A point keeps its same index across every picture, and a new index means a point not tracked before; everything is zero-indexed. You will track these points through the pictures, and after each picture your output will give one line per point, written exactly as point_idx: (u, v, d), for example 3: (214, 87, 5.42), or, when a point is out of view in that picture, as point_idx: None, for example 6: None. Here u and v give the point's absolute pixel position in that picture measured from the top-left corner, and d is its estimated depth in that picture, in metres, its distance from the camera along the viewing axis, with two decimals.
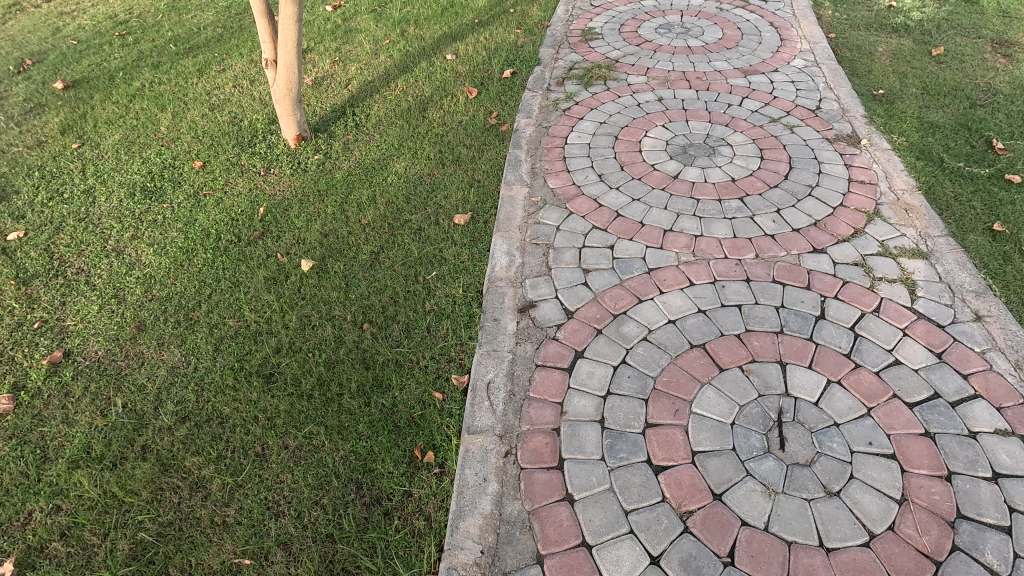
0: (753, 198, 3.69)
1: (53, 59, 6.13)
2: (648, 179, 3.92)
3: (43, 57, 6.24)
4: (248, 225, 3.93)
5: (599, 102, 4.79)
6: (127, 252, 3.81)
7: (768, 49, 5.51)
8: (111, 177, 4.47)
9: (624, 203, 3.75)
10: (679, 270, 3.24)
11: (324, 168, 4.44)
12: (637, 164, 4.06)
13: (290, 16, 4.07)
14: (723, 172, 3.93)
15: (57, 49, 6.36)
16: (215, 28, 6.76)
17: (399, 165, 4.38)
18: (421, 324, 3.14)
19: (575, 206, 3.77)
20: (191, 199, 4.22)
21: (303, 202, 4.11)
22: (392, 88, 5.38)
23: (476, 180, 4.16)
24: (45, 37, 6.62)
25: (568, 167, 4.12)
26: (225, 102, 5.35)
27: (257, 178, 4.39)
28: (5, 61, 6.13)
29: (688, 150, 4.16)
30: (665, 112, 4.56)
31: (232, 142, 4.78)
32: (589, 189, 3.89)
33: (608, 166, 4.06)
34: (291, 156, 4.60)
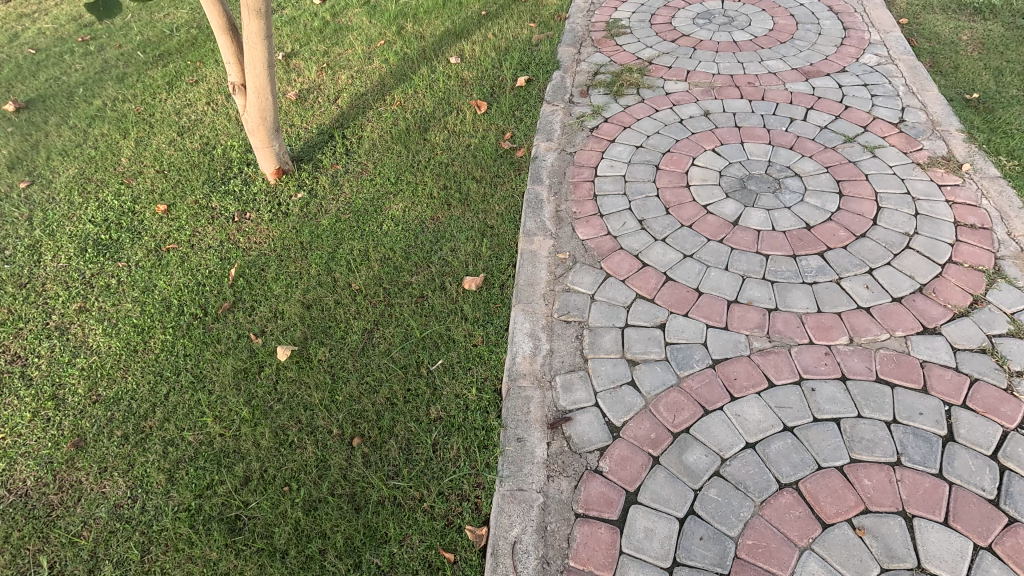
0: (836, 254, 2.94)
1: (7, 74, 5.42)
2: (700, 227, 3.17)
3: None
4: (217, 292, 3.27)
5: (632, 117, 4.01)
6: (72, 331, 3.16)
7: (829, 42, 4.65)
8: (61, 227, 3.81)
9: (673, 261, 3.02)
10: (753, 364, 2.53)
11: (308, 211, 3.75)
12: (686, 205, 3.31)
13: (256, 34, 3.34)
14: (793, 215, 3.17)
15: (12, 61, 5.64)
16: (189, 30, 6.00)
17: (396, 206, 3.68)
18: (425, 442, 2.48)
19: (612, 264, 3.05)
20: (151, 255, 3.56)
21: (282, 258, 3.43)
22: (388, 102, 4.62)
23: (488, 227, 3.45)
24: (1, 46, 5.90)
25: (600, 209, 3.39)
26: (197, 125, 4.65)
27: (231, 226, 3.71)
28: None
29: (747, 183, 3.39)
30: (714, 131, 3.77)
31: (202, 178, 4.09)
32: (629, 242, 3.15)
33: (650, 208, 3.32)
34: (270, 195, 3.91)
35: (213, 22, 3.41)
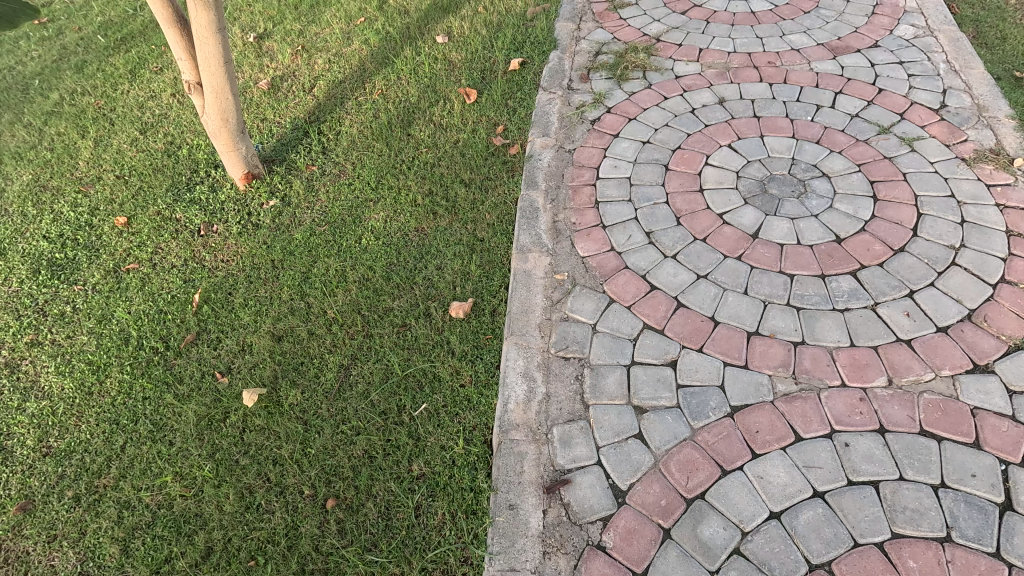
0: (871, 273, 2.58)
1: None
2: (715, 240, 2.81)
3: None
4: (180, 322, 2.97)
5: (638, 106, 3.59)
6: (22, 368, 2.88)
7: (860, 11, 4.14)
8: (12, 244, 3.49)
9: (685, 283, 2.67)
10: (777, 412, 2.21)
11: (280, 223, 3.41)
12: (699, 213, 2.93)
13: (206, 27, 2.92)
14: (821, 224, 2.80)
15: None
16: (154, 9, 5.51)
17: (376, 217, 3.33)
18: (406, 507, 2.22)
19: (616, 287, 2.70)
20: (110, 277, 3.24)
21: (252, 280, 3.11)
22: (368, 91, 4.19)
23: (478, 241, 3.10)
24: None
25: (602, 218, 3.02)
26: (161, 120, 4.25)
27: (196, 241, 3.38)
28: None
29: (768, 186, 3.00)
30: (730, 122, 3.36)
31: (166, 184, 3.73)
32: (635, 259, 2.80)
33: (658, 218, 2.96)
34: (239, 204, 3.56)
35: (158, 14, 2.99)
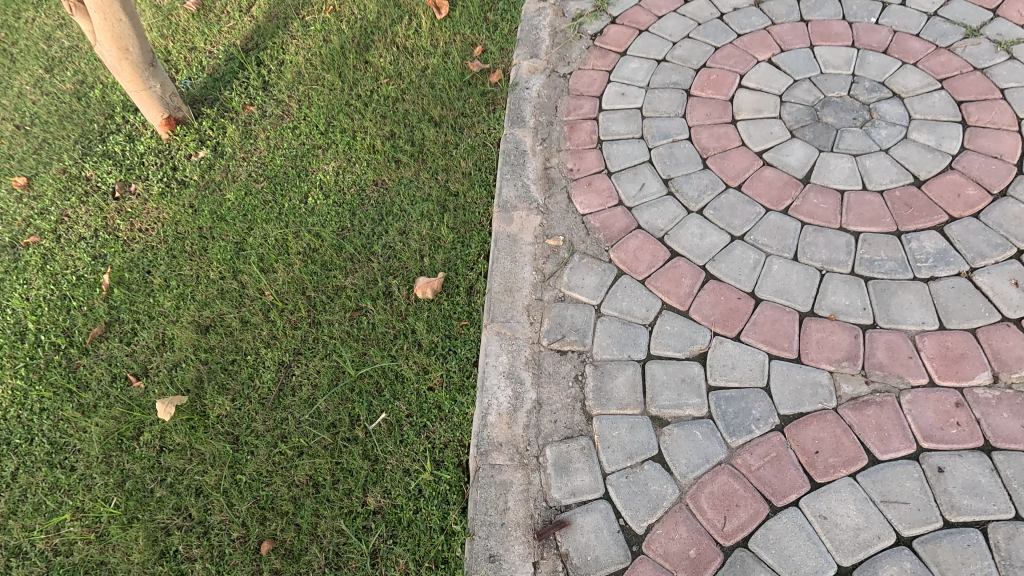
0: (964, 228, 1.95)
1: None
2: (753, 187, 2.17)
3: None
4: (89, 310, 2.41)
5: (651, 14, 2.82)
6: None
7: None
8: None
9: (715, 247, 2.06)
10: (844, 424, 1.66)
11: (210, 179, 2.77)
12: (732, 153, 2.27)
13: None
14: (894, 162, 2.14)
15: None
16: None
17: (326, 169, 2.69)
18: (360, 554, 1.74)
19: (625, 256, 2.10)
20: (6, 254, 2.66)
21: (174, 254, 2.52)
22: (317, 7, 3.41)
23: (451, 197, 2.47)
24: None
25: (606, 163, 2.37)
26: (70, 54, 3.50)
27: (109, 206, 2.76)
28: None
29: (821, 112, 2.31)
30: (770, 30, 2.61)
31: (74, 135, 3.06)
32: (649, 217, 2.17)
33: (678, 160, 2.30)
34: (162, 156, 2.91)
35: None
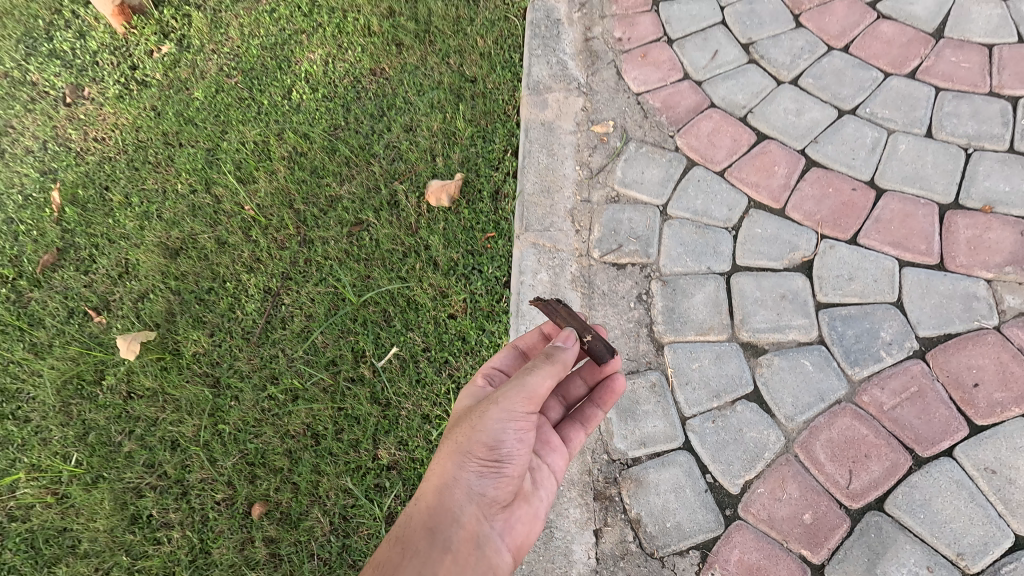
0: None
1: None
2: (864, 49, 1.65)
3: None
4: (38, 235, 2.00)
5: None
6: None
7: None
8: None
9: (817, 125, 1.56)
10: (1009, 348, 1.23)
11: (176, 77, 2.28)
12: (835, 4, 1.73)
13: None
14: None
15: None
16: None
17: (312, 55, 2.19)
18: (376, 520, 1.42)
19: (697, 142, 1.61)
20: None
21: (136, 167, 2.09)
22: None
23: (468, 83, 1.97)
24: None
25: (664, 28, 1.84)
26: None
27: (59, 113, 2.30)
28: None
29: None
30: None
31: (13, 32, 2.55)
32: (726, 92, 1.67)
33: (761, 18, 1.76)
34: (119, 56, 2.42)
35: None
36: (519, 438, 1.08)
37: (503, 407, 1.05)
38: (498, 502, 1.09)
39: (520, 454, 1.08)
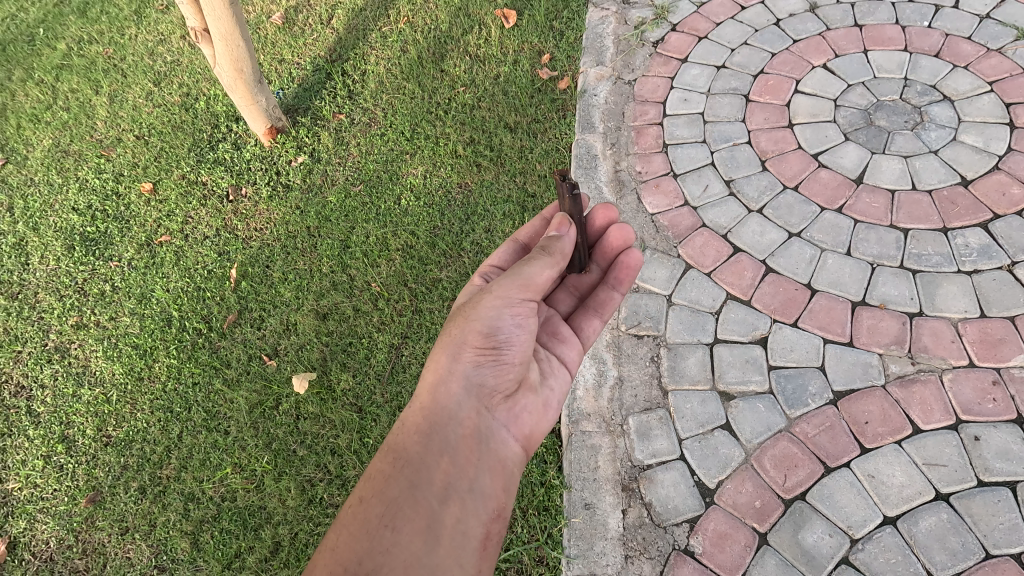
0: (1008, 223, 2.17)
1: None
2: (810, 188, 2.40)
3: None
4: (221, 300, 2.81)
5: (710, 22, 3.02)
6: (72, 353, 2.83)
7: None
8: (45, 219, 3.35)
9: (774, 243, 2.31)
10: (890, 398, 1.93)
11: (312, 182, 3.12)
12: (790, 154, 2.50)
13: None
14: (943, 163, 2.34)
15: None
16: None
17: (414, 171, 3.02)
18: None
19: (693, 251, 2.36)
20: (143, 252, 3.09)
21: (287, 251, 2.90)
22: (392, 19, 3.68)
23: (530, 198, 2.77)
24: None
25: (671, 166, 2.62)
26: (174, 70, 3.88)
27: (226, 207, 3.15)
28: None
29: (875, 116, 2.52)
30: (824, 36, 2.82)
31: (187, 144, 3.45)
32: (714, 216, 2.43)
33: (739, 163, 2.54)
34: (266, 163, 3.27)
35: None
36: (514, 323, 1.69)
37: (498, 301, 1.68)
38: (494, 386, 1.69)
39: (513, 334, 1.70)
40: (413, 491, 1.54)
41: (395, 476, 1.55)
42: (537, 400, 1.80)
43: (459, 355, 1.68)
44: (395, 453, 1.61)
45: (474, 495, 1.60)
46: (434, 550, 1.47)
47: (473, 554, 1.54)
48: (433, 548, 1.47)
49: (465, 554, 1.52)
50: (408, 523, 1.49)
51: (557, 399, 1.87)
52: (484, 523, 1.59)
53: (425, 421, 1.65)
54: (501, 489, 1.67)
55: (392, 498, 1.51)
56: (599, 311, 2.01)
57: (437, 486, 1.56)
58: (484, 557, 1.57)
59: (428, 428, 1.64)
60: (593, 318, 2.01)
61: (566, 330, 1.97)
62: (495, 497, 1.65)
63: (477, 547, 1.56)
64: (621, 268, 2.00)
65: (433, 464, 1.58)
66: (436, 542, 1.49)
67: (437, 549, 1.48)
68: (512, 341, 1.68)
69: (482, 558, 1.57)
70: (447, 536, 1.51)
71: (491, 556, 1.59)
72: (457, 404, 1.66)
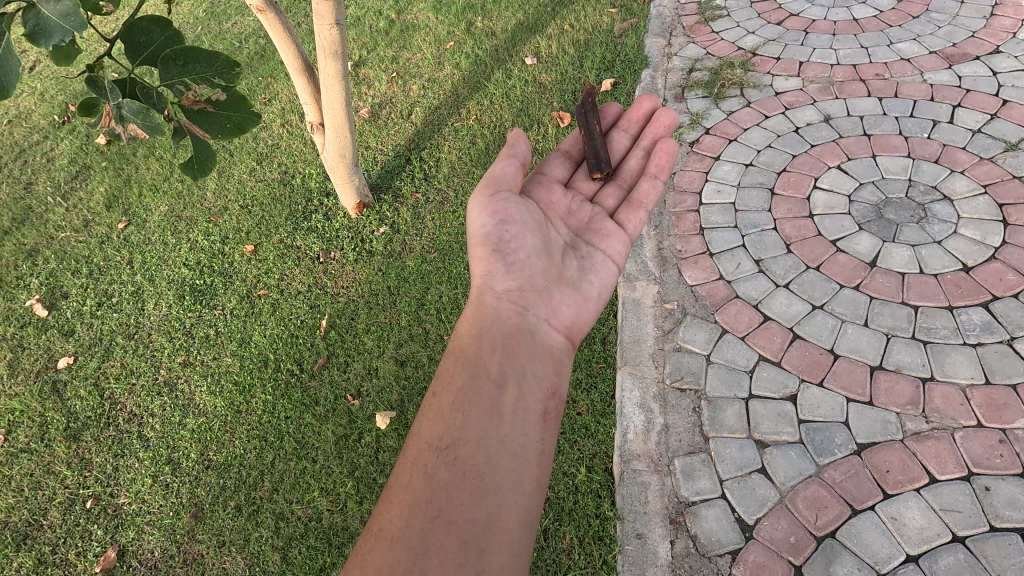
0: (1004, 305, 2.53)
1: (80, 90, 5.24)
2: (830, 268, 2.79)
3: (66, 86, 5.31)
4: (312, 346, 3.24)
5: (738, 127, 3.56)
6: (180, 387, 3.25)
7: (974, 12, 3.96)
8: (159, 271, 3.85)
9: (800, 314, 2.67)
10: (907, 451, 2.23)
11: (393, 250, 3.63)
12: (812, 240, 2.91)
13: (334, 75, 3.17)
14: (946, 252, 2.74)
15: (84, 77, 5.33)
16: (251, 32, 5.51)
17: None
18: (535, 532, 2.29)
19: (728, 318, 2.72)
20: (244, 303, 3.55)
21: (371, 308, 3.35)
22: (463, 116, 4.32)
23: None
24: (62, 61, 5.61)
25: (707, 245, 3.03)
26: (273, 150, 4.48)
27: (317, 268, 3.64)
28: (44, 101, 5.18)
29: (885, 210, 2.95)
30: (838, 142, 3.31)
31: (284, 213, 4.00)
32: (746, 288, 2.81)
33: (767, 245, 2.95)
34: (352, 232, 3.80)
35: (273, 33, 3.12)
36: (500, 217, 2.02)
37: (484, 204, 2.05)
38: (519, 287, 2.00)
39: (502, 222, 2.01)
40: (475, 380, 1.79)
41: (459, 369, 1.83)
42: (576, 294, 2.08)
43: (486, 269, 2.02)
44: (456, 354, 1.90)
45: (527, 378, 1.84)
46: (499, 425, 1.71)
47: (535, 426, 1.76)
48: (499, 422, 1.72)
49: (528, 425, 1.76)
50: (474, 406, 1.74)
51: (596, 293, 2.12)
52: (541, 400, 1.83)
53: (474, 328, 1.95)
54: (551, 373, 1.91)
55: (457, 387, 1.78)
56: (641, 204, 2.38)
57: (495, 374, 1.82)
58: (546, 429, 1.79)
59: (478, 334, 1.93)
60: (636, 211, 2.36)
61: (610, 225, 2.31)
62: (547, 379, 1.89)
63: (537, 420, 1.78)
64: (661, 152, 2.41)
65: (488, 357, 1.85)
66: (501, 417, 1.73)
67: (502, 422, 1.73)
68: (508, 238, 2.00)
69: (544, 428, 1.78)
70: (513, 411, 1.76)
71: (552, 428, 1.80)
72: (495, 309, 1.98)
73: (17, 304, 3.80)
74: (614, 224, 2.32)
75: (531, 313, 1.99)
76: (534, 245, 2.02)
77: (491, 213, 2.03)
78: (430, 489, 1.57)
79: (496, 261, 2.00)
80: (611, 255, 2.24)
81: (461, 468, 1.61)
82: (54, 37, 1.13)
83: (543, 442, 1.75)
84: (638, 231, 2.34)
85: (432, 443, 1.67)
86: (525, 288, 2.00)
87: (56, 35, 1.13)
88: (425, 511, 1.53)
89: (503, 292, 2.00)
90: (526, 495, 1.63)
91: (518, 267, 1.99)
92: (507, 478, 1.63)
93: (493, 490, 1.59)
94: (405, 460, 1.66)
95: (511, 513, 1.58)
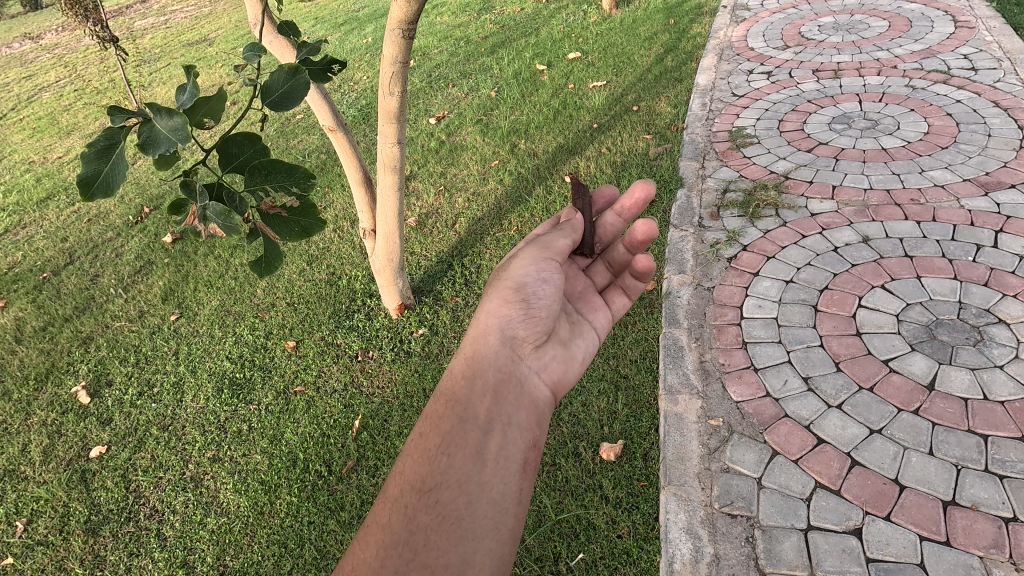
0: None
1: (156, 195, 5.73)
2: (885, 390, 2.67)
3: (145, 191, 5.83)
4: (342, 447, 3.19)
5: (776, 245, 3.62)
6: (205, 483, 3.18)
7: (1002, 144, 4.11)
8: (202, 363, 3.93)
9: (856, 437, 2.52)
10: None
11: (430, 351, 3.66)
12: (862, 359, 2.82)
13: (390, 186, 3.40)
14: (1009, 377, 2.61)
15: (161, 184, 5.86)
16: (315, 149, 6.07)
17: None
18: None
19: (778, 438, 2.58)
20: (280, 399, 3.56)
21: (405, 410, 3.32)
22: (505, 227, 4.53)
23: (622, 378, 2.98)
24: (146, 171, 6.22)
25: (751, 360, 2.96)
26: (324, 253, 4.72)
27: (354, 367, 3.67)
28: (123, 204, 5.68)
29: (937, 331, 2.87)
30: (879, 262, 3.31)
31: (327, 313, 4.12)
32: (795, 407, 2.69)
33: (814, 362, 2.87)
34: (391, 332, 3.88)
35: (339, 150, 3.44)
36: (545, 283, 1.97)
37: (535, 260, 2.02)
38: (524, 337, 1.88)
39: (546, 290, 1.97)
40: (461, 423, 1.63)
41: (447, 411, 1.66)
42: (564, 352, 2.01)
43: (496, 310, 1.88)
44: (445, 394, 1.72)
45: (514, 426, 1.68)
46: (481, 470, 1.56)
47: (515, 475, 1.60)
48: (482, 467, 1.57)
49: (508, 475, 1.59)
50: (460, 449, 1.58)
51: (581, 356, 2.07)
52: (522, 450, 1.66)
53: (469, 367, 1.78)
54: (535, 424, 1.76)
55: (443, 429, 1.62)
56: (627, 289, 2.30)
57: (482, 418, 1.66)
58: (526, 480, 1.63)
59: (471, 373, 1.76)
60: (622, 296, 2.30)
61: (599, 302, 2.27)
62: (530, 431, 1.73)
63: (518, 470, 1.62)
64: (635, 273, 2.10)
65: (477, 400, 1.68)
66: (485, 463, 1.58)
67: (484, 467, 1.57)
68: (538, 296, 1.93)
69: (525, 479, 1.62)
70: (495, 460, 1.60)
71: (532, 479, 1.64)
72: (495, 352, 1.81)
73: (64, 389, 3.90)
74: (599, 301, 2.28)
75: (523, 363, 1.86)
76: (554, 306, 1.95)
77: (537, 270, 1.97)
78: (407, 530, 1.44)
79: (521, 311, 1.89)
80: (596, 326, 2.21)
81: (440, 512, 1.47)
82: (162, 147, 1.27)
83: (521, 492, 1.59)
84: (625, 309, 2.30)
85: (412, 485, 1.53)
86: (525, 340, 1.88)
87: (164, 145, 1.27)
88: (399, 553, 1.40)
89: (508, 338, 1.85)
90: (501, 545, 1.49)
91: (533, 319, 1.90)
92: (484, 529, 1.49)
93: (468, 538, 1.46)
94: (384, 501, 1.54)
95: (484, 567, 1.44)
